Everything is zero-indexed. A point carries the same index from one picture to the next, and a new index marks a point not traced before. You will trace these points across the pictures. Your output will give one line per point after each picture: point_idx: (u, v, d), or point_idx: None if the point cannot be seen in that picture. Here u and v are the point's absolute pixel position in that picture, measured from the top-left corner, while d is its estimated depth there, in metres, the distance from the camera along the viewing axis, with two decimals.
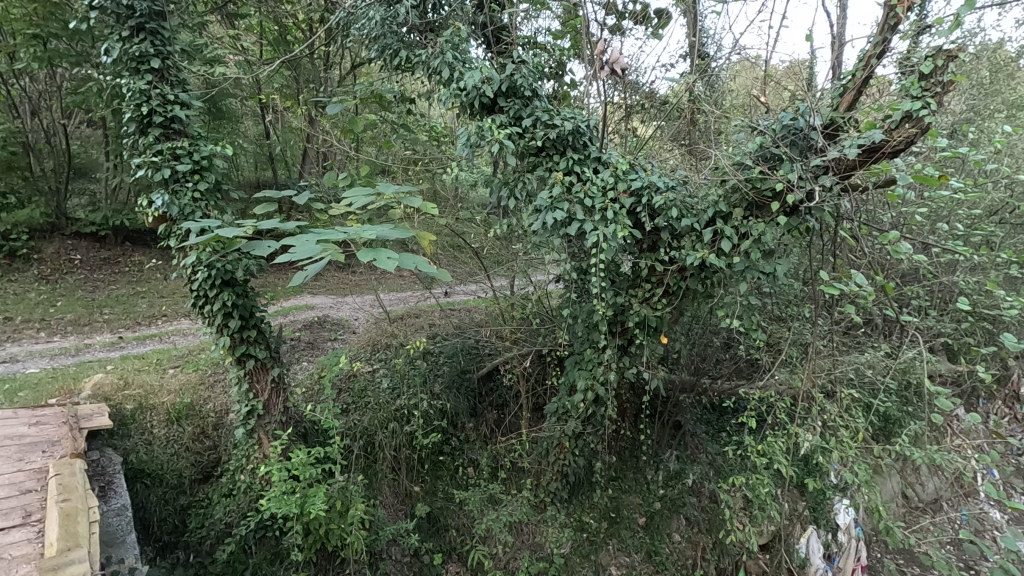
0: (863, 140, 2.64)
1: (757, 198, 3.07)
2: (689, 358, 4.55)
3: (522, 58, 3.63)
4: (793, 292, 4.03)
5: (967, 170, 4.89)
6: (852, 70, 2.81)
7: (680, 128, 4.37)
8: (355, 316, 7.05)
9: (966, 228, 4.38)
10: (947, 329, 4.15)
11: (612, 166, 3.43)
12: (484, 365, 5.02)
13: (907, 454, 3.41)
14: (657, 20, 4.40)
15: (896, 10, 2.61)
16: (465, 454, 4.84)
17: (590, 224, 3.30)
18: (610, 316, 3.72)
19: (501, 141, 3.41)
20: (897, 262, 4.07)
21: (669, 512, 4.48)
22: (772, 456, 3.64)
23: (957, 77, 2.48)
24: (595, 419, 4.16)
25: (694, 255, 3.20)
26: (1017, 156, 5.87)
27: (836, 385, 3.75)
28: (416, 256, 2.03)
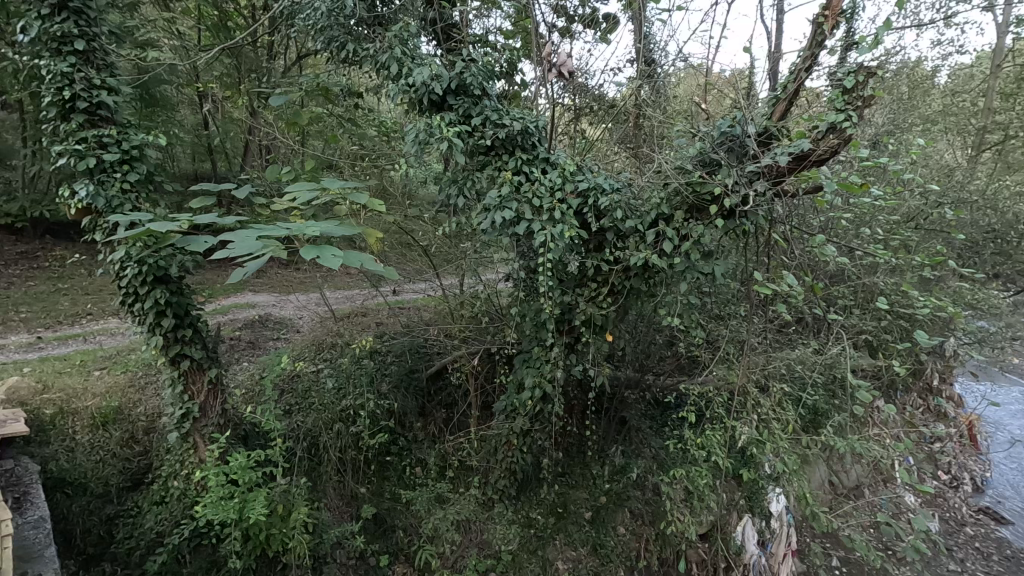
0: (793, 148, 2.80)
1: (696, 202, 3.20)
2: (634, 355, 4.68)
3: (472, 57, 3.64)
4: (731, 292, 4.22)
5: (887, 178, 5.27)
6: (784, 82, 2.97)
7: (627, 131, 4.49)
8: (299, 314, 6.84)
9: (886, 232, 4.72)
10: (869, 326, 4.45)
11: (560, 167, 3.49)
12: (433, 364, 5.00)
13: (832, 444, 3.64)
14: (605, 25, 4.50)
15: (823, 28, 2.80)
16: (412, 454, 4.80)
17: (538, 223, 3.34)
18: (557, 315, 3.79)
19: (450, 139, 3.40)
20: (825, 264, 4.34)
21: (614, 506, 4.55)
22: (710, 449, 3.80)
23: (875, 93, 2.68)
24: (543, 416, 4.22)
25: (637, 255, 3.30)
26: (931, 167, 6.38)
27: (769, 380, 3.95)
28: (361, 254, 1.99)
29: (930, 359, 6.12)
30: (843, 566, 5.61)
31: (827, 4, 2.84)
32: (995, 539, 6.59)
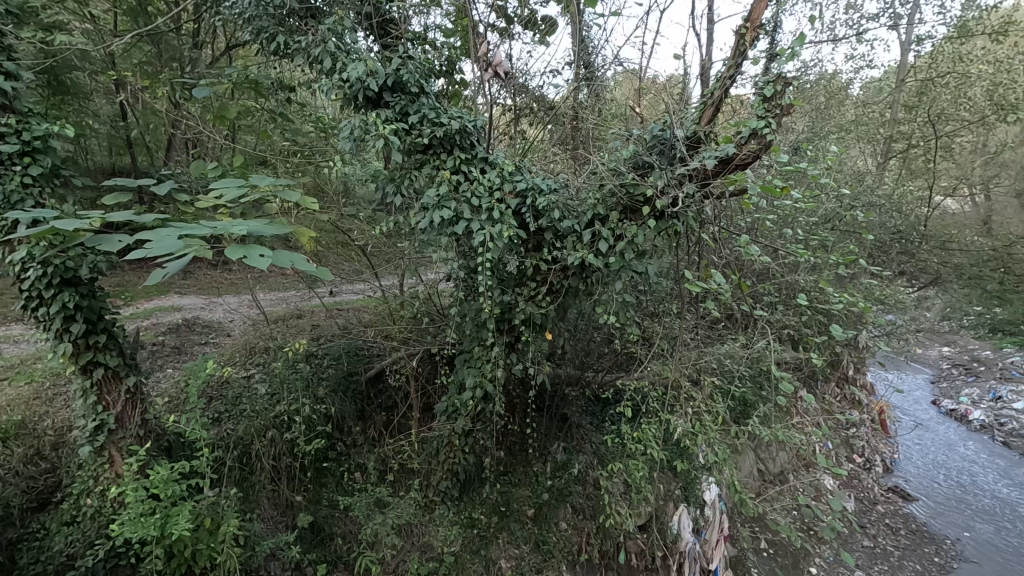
0: (718, 153, 2.93)
1: (630, 203, 3.29)
2: (574, 353, 4.77)
3: (408, 53, 3.59)
4: (665, 290, 4.38)
5: (806, 183, 5.63)
6: (711, 89, 3.10)
7: (566, 133, 4.56)
8: (230, 317, 6.51)
9: (806, 233, 5.03)
10: (791, 322, 4.73)
11: (498, 167, 3.51)
12: (372, 367, 4.88)
13: (758, 433, 3.85)
14: (544, 26, 4.55)
15: (745, 39, 2.94)
16: (351, 459, 4.67)
17: (477, 223, 3.34)
18: (497, 315, 3.80)
19: (387, 137, 3.34)
20: (751, 263, 4.58)
21: (556, 502, 4.59)
22: (646, 442, 3.93)
23: (792, 101, 2.84)
24: (484, 416, 4.22)
25: (575, 255, 3.35)
26: (845, 172, 6.87)
27: (701, 374, 4.12)
28: (292, 253, 1.93)
29: (845, 351, 6.59)
30: (770, 547, 5.95)
31: (748, 16, 2.99)
32: (902, 515, 7.19)
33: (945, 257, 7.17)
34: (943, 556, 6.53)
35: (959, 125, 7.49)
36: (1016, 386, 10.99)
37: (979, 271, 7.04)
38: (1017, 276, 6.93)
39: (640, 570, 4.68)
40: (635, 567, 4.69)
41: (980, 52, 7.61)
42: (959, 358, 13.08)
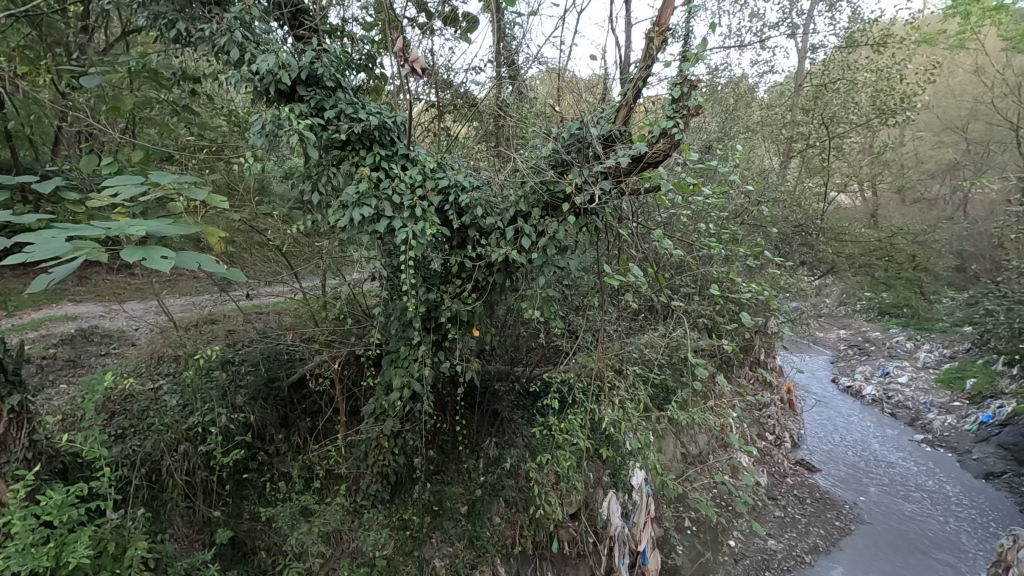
0: (632, 151, 3.04)
1: (551, 200, 3.37)
2: (503, 349, 4.81)
3: (323, 46, 3.48)
4: (587, 284, 4.51)
5: (716, 180, 5.99)
6: (623, 89, 3.22)
7: (490, 130, 4.59)
8: (134, 326, 6.03)
9: (717, 227, 5.34)
10: (705, 311, 5.01)
11: (420, 164, 3.48)
12: (295, 371, 4.69)
13: (677, 417, 4.06)
14: (465, 23, 4.55)
15: (654, 43, 3.08)
16: (274, 468, 4.48)
17: (399, 221, 3.30)
18: (423, 313, 3.77)
19: (301, 132, 3.22)
20: (667, 256, 4.81)
21: (489, 497, 4.62)
22: (573, 432, 4.04)
23: (696, 103, 3.00)
24: (413, 415, 4.19)
25: (498, 251, 3.38)
26: (751, 169, 7.36)
27: (624, 363, 4.27)
28: (199, 253, 1.81)
29: (755, 337, 7.08)
30: (692, 525, 6.31)
31: (657, 21, 3.14)
32: (807, 485, 7.83)
33: (838, 248, 7.85)
34: (843, 520, 7.19)
35: (849, 127, 8.17)
36: (900, 363, 12.24)
37: (868, 260, 7.77)
38: (898, 263, 7.76)
39: (572, 557, 4.84)
40: (567, 555, 4.84)
41: (865, 61, 8.23)
42: (854, 339, 14.37)
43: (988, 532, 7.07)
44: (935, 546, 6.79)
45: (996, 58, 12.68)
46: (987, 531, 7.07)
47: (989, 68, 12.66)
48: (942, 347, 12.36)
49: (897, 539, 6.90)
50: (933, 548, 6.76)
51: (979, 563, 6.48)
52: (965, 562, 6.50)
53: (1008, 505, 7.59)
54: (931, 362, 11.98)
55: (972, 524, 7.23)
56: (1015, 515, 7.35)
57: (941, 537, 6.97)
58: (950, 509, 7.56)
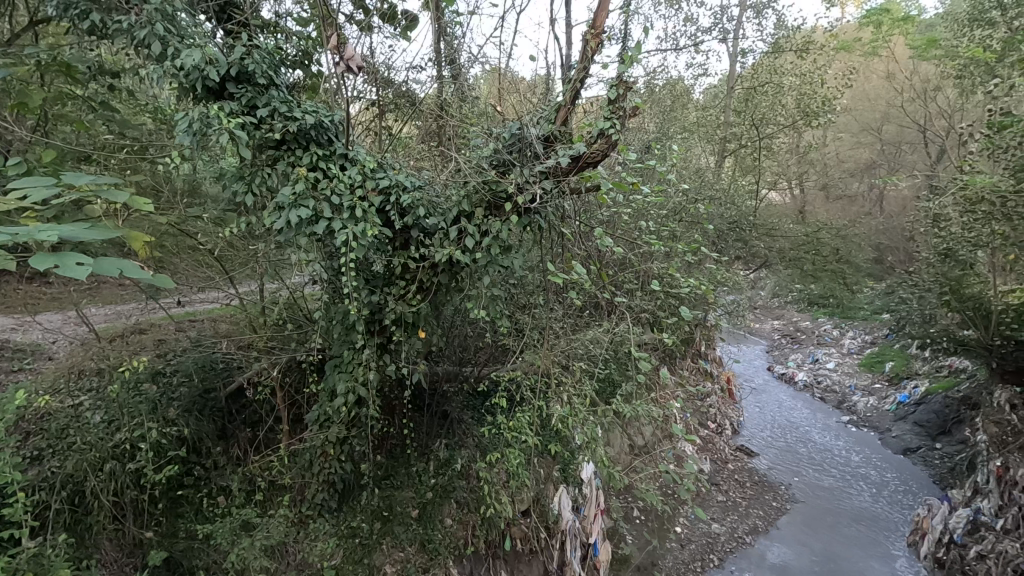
0: (571, 151, 3.09)
1: (493, 199, 3.37)
2: (450, 350, 4.79)
3: (254, 41, 3.35)
4: (532, 282, 4.56)
5: (655, 179, 6.18)
6: (562, 90, 3.26)
7: (432, 129, 4.55)
8: (50, 339, 5.59)
9: (656, 225, 5.51)
10: (647, 306, 5.16)
11: (359, 163, 3.42)
12: (232, 379, 4.49)
13: (622, 410, 4.16)
14: (404, 21, 4.48)
15: (590, 44, 3.13)
16: (211, 482, 4.27)
17: (338, 222, 3.23)
18: (367, 316, 3.69)
19: (232, 131, 3.08)
20: (610, 253, 4.92)
21: (440, 500, 4.59)
22: (521, 430, 4.07)
23: (632, 104, 3.08)
24: (359, 420, 4.10)
25: (442, 252, 3.36)
26: (689, 168, 7.64)
27: (570, 359, 4.34)
28: (122, 259, 1.72)
29: (695, 329, 7.35)
30: (641, 514, 6.48)
31: (592, 23, 3.20)
32: (747, 469, 8.22)
33: (770, 243, 8.26)
34: (779, 500, 7.60)
35: (777, 128, 8.61)
36: (827, 350, 13.03)
37: (797, 254, 8.23)
38: (824, 256, 8.26)
39: (525, 553, 4.88)
40: (520, 552, 4.88)
41: (790, 66, 8.69)
42: (786, 329, 15.18)
43: (905, 502, 7.65)
44: (860, 518, 7.29)
45: (905, 65, 13.67)
46: (904, 502, 7.65)
47: (899, 75, 13.63)
48: (864, 334, 13.24)
49: (827, 515, 7.36)
50: (858, 521, 7.25)
51: (898, 532, 7.00)
52: (886, 532, 7.01)
53: (923, 477, 8.24)
54: (855, 347, 12.82)
55: (892, 496, 7.81)
56: (928, 486, 7.98)
57: (865, 510, 7.48)
58: (872, 484, 8.13)
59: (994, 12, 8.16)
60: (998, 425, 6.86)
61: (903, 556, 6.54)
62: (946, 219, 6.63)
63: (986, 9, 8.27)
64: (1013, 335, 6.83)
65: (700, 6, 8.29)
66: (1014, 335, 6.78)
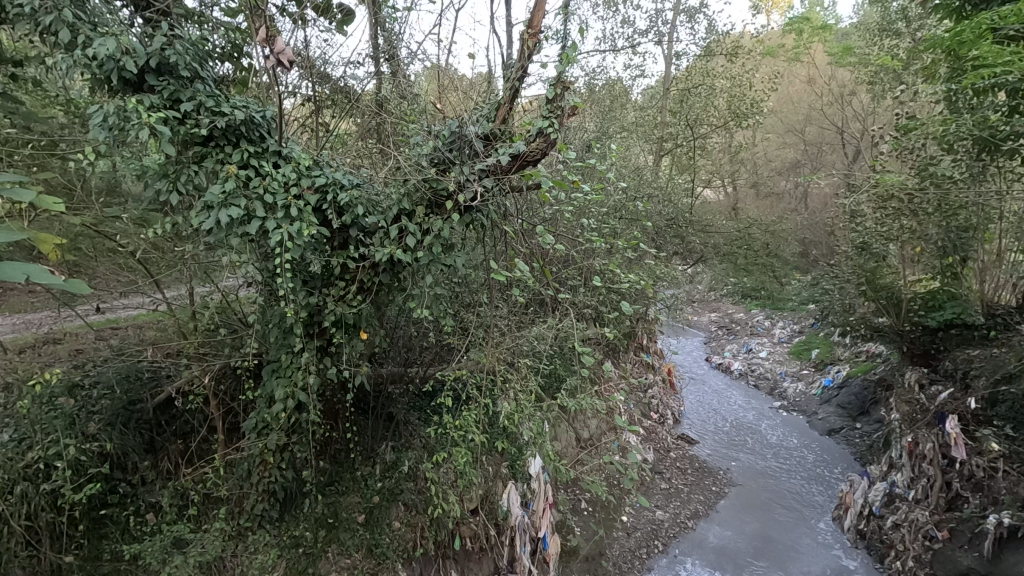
0: (511, 150, 3.10)
1: (434, 198, 3.34)
2: (395, 351, 4.70)
3: (176, 31, 3.17)
4: (476, 280, 4.55)
5: (595, 177, 6.30)
6: (501, 87, 3.27)
7: (371, 126, 4.45)
8: None
9: (597, 222, 5.62)
10: (589, 302, 5.26)
11: (293, 161, 3.30)
12: (160, 389, 4.24)
13: (567, 405, 4.23)
14: (340, 15, 4.38)
15: (527, 43, 3.16)
16: (139, 499, 4.03)
17: (272, 221, 3.11)
18: (305, 318, 3.58)
19: (153, 126, 2.91)
20: (552, 251, 4.98)
21: (387, 503, 4.52)
22: (468, 429, 4.07)
23: (569, 103, 3.13)
24: (300, 427, 3.97)
25: (383, 251, 3.29)
26: (628, 167, 7.83)
27: (516, 356, 4.37)
28: (25, 262, 1.41)
29: (637, 324, 7.57)
30: (589, 506, 6.60)
31: (530, 22, 3.23)
32: (688, 457, 8.55)
33: (706, 239, 8.59)
34: (718, 485, 7.95)
35: (710, 129, 8.96)
36: (760, 339, 13.72)
37: (731, 249, 8.63)
38: (755, 251, 8.69)
39: (475, 552, 4.87)
40: (470, 550, 4.86)
41: (721, 69, 9.05)
42: (722, 321, 15.87)
43: (829, 480, 8.20)
44: (790, 498, 7.73)
45: (823, 70, 14.53)
46: (828, 480, 8.20)
47: (819, 80, 14.47)
48: (793, 323, 14.01)
49: (760, 496, 7.78)
50: (789, 501, 7.69)
51: (823, 508, 7.50)
52: (813, 509, 7.48)
53: (845, 455, 8.85)
54: (785, 336, 13.56)
55: (817, 475, 8.35)
56: (850, 464, 8.57)
57: (795, 490, 7.94)
58: (802, 465, 8.63)
59: (900, 23, 8.80)
60: (910, 402, 7.35)
61: (828, 531, 7.01)
62: (862, 215, 7.09)
63: (893, 19, 8.87)
64: (920, 321, 7.53)
65: (636, 8, 8.52)
66: (922, 320, 7.47)
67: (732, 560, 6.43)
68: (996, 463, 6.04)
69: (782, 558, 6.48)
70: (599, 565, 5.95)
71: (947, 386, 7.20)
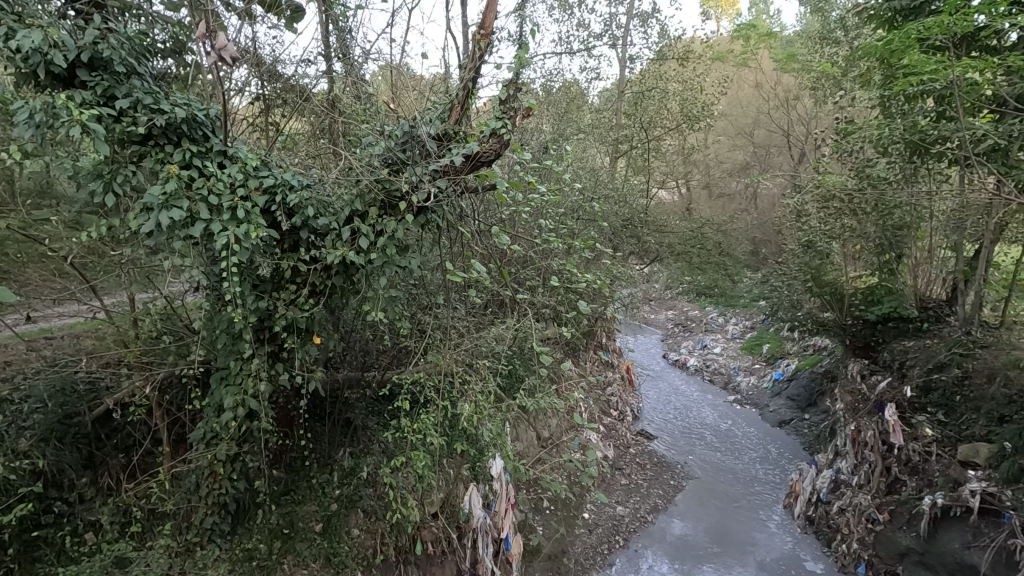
0: (464, 150, 3.09)
1: (387, 199, 3.30)
2: (351, 355, 4.61)
3: (110, 25, 3.01)
4: (432, 281, 4.50)
5: (552, 179, 6.35)
6: (454, 88, 3.26)
7: (323, 125, 4.34)
8: None
9: (553, 223, 5.65)
10: (547, 302, 5.29)
11: (240, 161, 3.19)
12: (99, 401, 4.00)
13: (526, 404, 4.24)
14: (289, 11, 4.27)
15: (478, 44, 3.17)
16: (77, 518, 3.80)
17: (218, 224, 2.99)
18: (255, 323, 3.47)
19: (85, 123, 2.75)
20: (509, 252, 4.98)
21: (345, 511, 4.43)
22: (426, 431, 4.03)
23: (521, 105, 3.15)
24: (251, 435, 3.85)
25: (335, 253, 3.22)
26: (586, 167, 7.93)
27: (474, 358, 4.35)
28: None
29: (595, 323, 7.67)
30: (550, 504, 6.63)
31: (481, 24, 3.25)
32: (647, 451, 8.73)
33: (662, 239, 8.78)
34: (676, 479, 8.15)
35: (663, 131, 9.18)
36: (714, 335, 14.13)
37: (685, 248, 8.85)
38: (708, 249, 8.95)
39: (437, 556, 4.89)
40: (432, 554, 4.87)
41: (673, 72, 9.26)
42: (679, 319, 16.29)
43: (781, 470, 8.53)
44: (745, 489, 8.00)
45: (770, 76, 15.11)
46: (780, 469, 8.53)
47: (765, 85, 15.02)
48: (745, 319, 14.43)
49: (716, 488, 8.02)
50: (744, 491, 7.95)
51: (776, 497, 7.79)
52: (766, 499, 7.77)
53: (795, 445, 9.22)
54: (737, 331, 14.01)
55: (770, 465, 8.67)
56: (800, 453, 8.94)
57: (750, 481, 8.22)
58: (755, 456, 8.95)
59: (839, 32, 9.24)
60: (852, 392, 7.73)
61: (779, 519, 7.30)
62: (807, 214, 7.42)
63: (833, 28, 9.31)
64: (861, 315, 7.90)
65: (590, 12, 8.65)
66: (863, 314, 7.86)
67: (690, 552, 6.60)
68: (930, 447, 6.41)
69: (738, 547, 6.69)
70: (561, 563, 5.99)
71: (886, 375, 7.60)
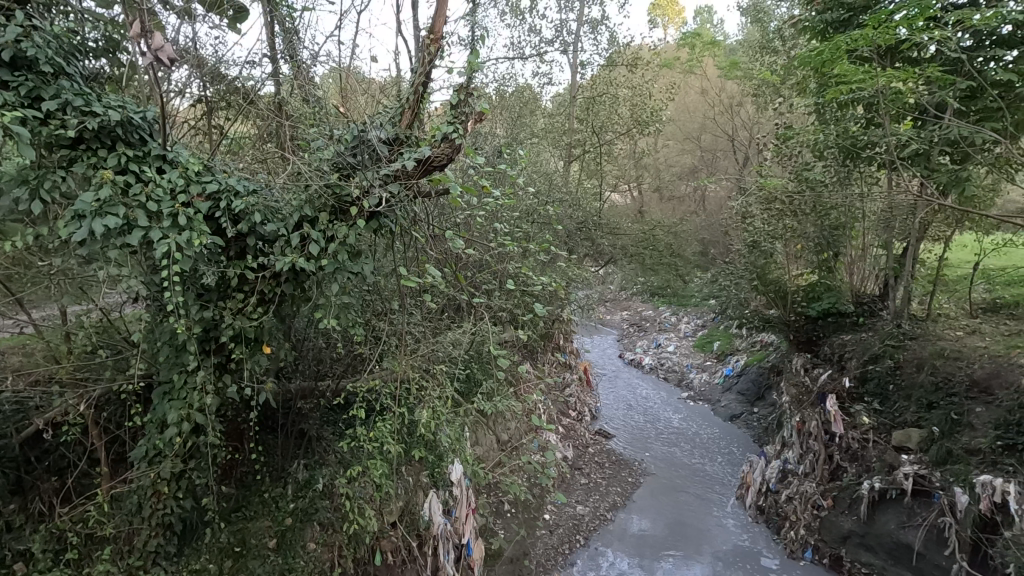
0: (416, 155, 3.07)
1: (338, 204, 3.24)
2: (303, 364, 4.49)
3: (35, 22, 2.84)
4: (387, 287, 4.44)
5: (506, 183, 6.38)
6: (406, 91, 3.24)
7: (269, 129, 4.22)
8: None
9: (508, 227, 5.68)
10: (503, 305, 5.30)
11: (180, 166, 3.07)
12: (28, 422, 3.77)
13: (483, 408, 4.24)
14: (232, 12, 4.14)
15: (429, 48, 3.16)
16: (4, 549, 3.54)
17: (157, 231, 2.87)
18: (199, 334, 3.33)
19: (8, 126, 2.58)
20: (464, 256, 4.97)
21: (301, 524, 4.30)
22: (383, 439, 3.97)
23: (472, 109, 3.16)
24: (198, 451, 3.69)
25: (284, 260, 3.14)
26: (540, 171, 8.02)
27: (431, 363, 4.32)
28: None
29: (552, 325, 7.74)
30: (511, 507, 6.64)
31: (431, 29, 3.25)
32: (605, 450, 8.87)
33: (616, 241, 8.96)
34: (633, 476, 8.32)
35: (615, 135, 9.38)
36: (668, 334, 14.50)
37: (638, 250, 9.06)
38: (659, 251, 9.20)
39: (397, 565, 4.83)
40: (392, 564, 4.82)
41: (623, 78, 9.47)
42: (634, 319, 16.65)
43: (733, 462, 8.85)
44: (699, 482, 8.25)
45: (715, 83, 15.68)
46: (732, 462, 8.84)
47: (710, 91, 15.56)
48: (698, 318, 14.74)
49: (672, 483, 8.23)
50: (699, 485, 8.19)
51: (728, 489, 8.06)
52: (720, 491, 8.03)
53: (745, 438, 9.58)
54: (690, 330, 14.42)
55: (722, 458, 8.97)
56: (750, 446, 9.28)
57: (704, 474, 8.48)
58: (709, 450, 9.25)
59: (777, 42, 9.69)
60: (796, 385, 8.09)
61: (732, 509, 7.56)
62: (751, 216, 7.74)
63: (771, 38, 9.75)
64: (802, 311, 8.30)
65: (542, 18, 8.76)
66: (804, 311, 8.24)
67: (649, 547, 6.74)
68: (867, 434, 6.79)
69: (694, 540, 6.89)
70: (522, 565, 6.01)
71: (826, 368, 8.00)
